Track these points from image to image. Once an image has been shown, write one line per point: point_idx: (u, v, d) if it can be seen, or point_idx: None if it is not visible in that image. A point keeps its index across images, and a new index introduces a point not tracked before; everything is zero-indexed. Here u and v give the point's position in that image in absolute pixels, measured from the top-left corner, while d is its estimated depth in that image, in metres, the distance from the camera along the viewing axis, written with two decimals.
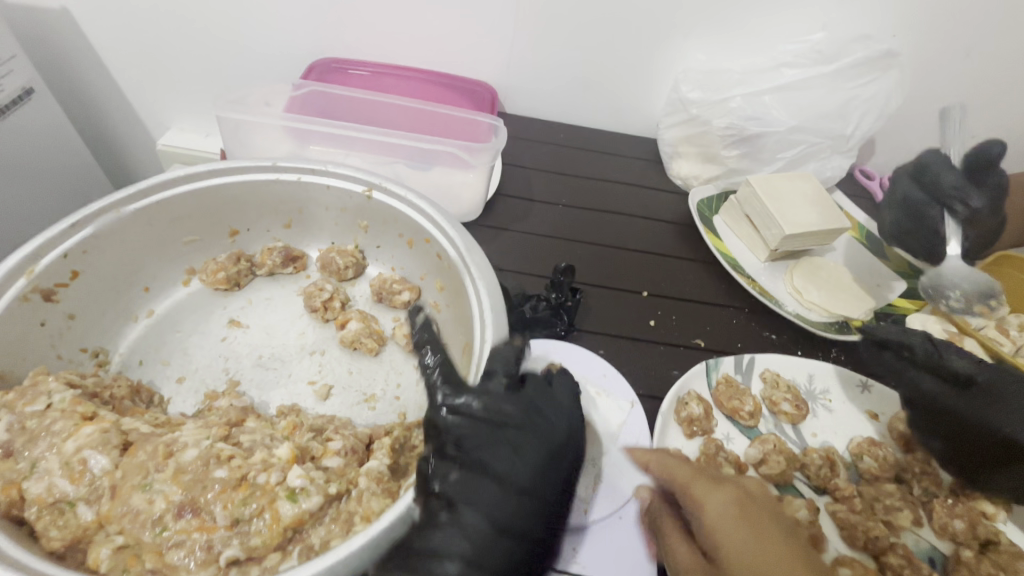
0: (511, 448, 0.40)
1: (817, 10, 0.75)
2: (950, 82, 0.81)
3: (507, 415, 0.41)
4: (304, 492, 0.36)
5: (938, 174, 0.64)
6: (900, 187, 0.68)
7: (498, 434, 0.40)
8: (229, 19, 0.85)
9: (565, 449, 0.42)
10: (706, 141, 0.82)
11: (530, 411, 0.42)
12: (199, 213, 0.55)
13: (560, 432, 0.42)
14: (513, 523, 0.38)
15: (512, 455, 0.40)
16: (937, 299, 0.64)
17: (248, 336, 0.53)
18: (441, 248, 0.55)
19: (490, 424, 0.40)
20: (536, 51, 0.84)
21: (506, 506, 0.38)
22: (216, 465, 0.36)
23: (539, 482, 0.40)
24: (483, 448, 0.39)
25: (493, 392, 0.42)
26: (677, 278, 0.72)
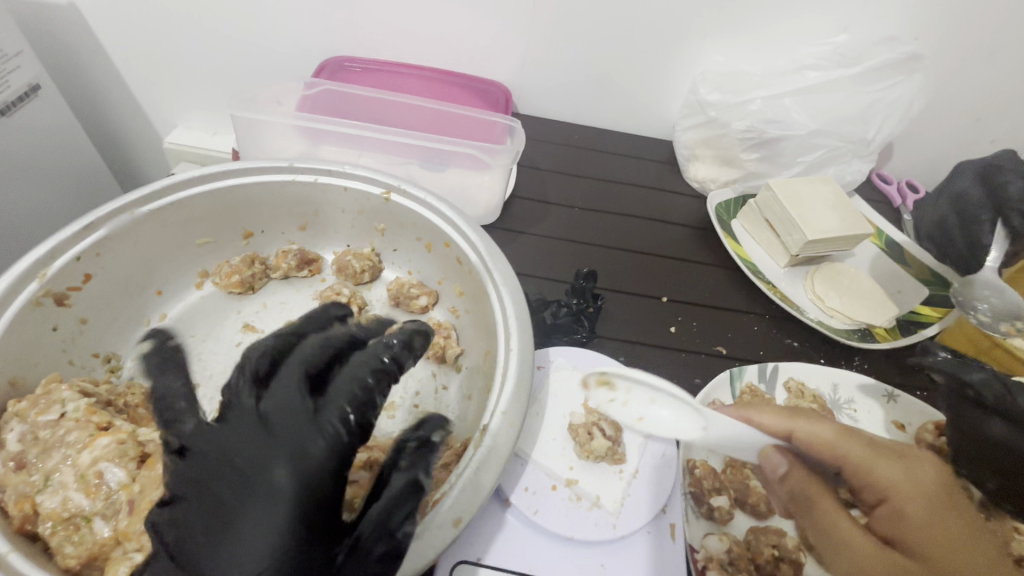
0: (226, 470, 0.31)
1: (839, 11, 0.74)
2: (973, 85, 0.80)
3: (237, 444, 0.33)
4: None
5: (1007, 181, 0.63)
6: (961, 183, 0.68)
7: (220, 464, 0.32)
8: (239, 16, 0.83)
9: (303, 454, 0.32)
10: (725, 143, 0.80)
11: (250, 426, 0.33)
12: (213, 215, 0.54)
13: (303, 456, 0.32)
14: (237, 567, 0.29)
15: (240, 478, 0.31)
16: (964, 308, 0.63)
17: None
18: (462, 253, 0.54)
19: (214, 457, 0.33)
20: (552, 51, 0.83)
21: (239, 544, 0.30)
22: None
23: (273, 501, 0.31)
24: (206, 484, 0.32)
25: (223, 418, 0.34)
26: (697, 284, 0.71)
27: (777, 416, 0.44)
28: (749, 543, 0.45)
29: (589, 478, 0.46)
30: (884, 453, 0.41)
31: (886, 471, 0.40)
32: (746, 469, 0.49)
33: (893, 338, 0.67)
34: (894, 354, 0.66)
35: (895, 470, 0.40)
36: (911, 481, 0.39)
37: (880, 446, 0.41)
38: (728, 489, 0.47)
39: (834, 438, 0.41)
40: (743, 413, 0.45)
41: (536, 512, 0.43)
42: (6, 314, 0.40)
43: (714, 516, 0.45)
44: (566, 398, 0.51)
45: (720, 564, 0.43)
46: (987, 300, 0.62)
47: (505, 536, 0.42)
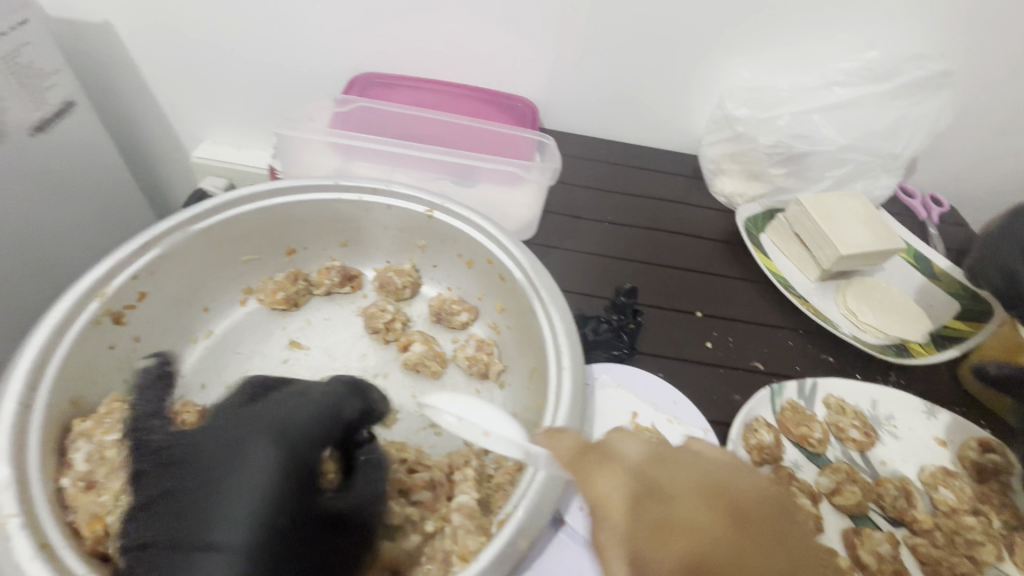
0: (219, 450, 0.34)
1: (867, 28, 0.74)
2: (1001, 99, 0.81)
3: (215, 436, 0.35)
4: (403, 530, 0.40)
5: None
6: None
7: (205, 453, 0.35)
8: (271, 34, 0.85)
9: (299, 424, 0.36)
10: (752, 158, 0.81)
11: (229, 421, 0.36)
12: (259, 232, 0.55)
13: (292, 426, 0.36)
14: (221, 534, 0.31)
15: (227, 457, 0.34)
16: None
17: (310, 358, 0.52)
18: (505, 269, 0.54)
19: (194, 451, 0.35)
20: (579, 67, 0.84)
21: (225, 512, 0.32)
22: None
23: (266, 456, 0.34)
24: (186, 474, 0.34)
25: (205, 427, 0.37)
26: (730, 299, 0.71)
27: (578, 448, 0.34)
28: None
29: None
30: (671, 474, 0.29)
31: (686, 505, 0.27)
32: (792, 487, 0.51)
33: (929, 353, 0.67)
34: (930, 369, 0.66)
35: (693, 499, 0.27)
36: (686, 506, 0.27)
37: (662, 466, 0.30)
38: None
39: (622, 485, 0.30)
40: (548, 441, 0.37)
41: (593, 532, 0.43)
42: (68, 333, 0.41)
43: None
44: (613, 415, 0.51)
45: None
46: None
47: (563, 557, 0.42)
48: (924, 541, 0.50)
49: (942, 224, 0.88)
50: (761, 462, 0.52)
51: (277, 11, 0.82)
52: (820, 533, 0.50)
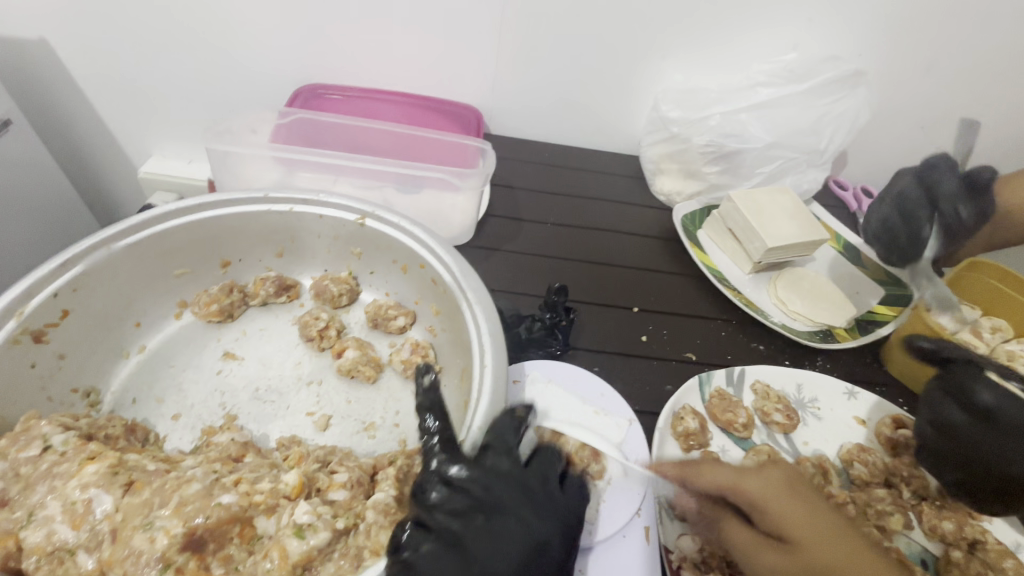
0: (512, 507, 0.39)
1: (788, 31, 0.78)
2: (918, 95, 0.85)
3: (502, 485, 0.40)
4: (311, 527, 0.37)
5: (939, 178, 0.68)
6: (900, 187, 0.71)
7: (514, 497, 0.40)
8: (211, 48, 0.85)
9: (555, 488, 0.42)
10: (687, 157, 0.84)
11: (503, 481, 0.40)
12: (190, 245, 0.55)
13: (545, 490, 0.41)
14: (522, 575, 0.37)
15: (505, 528, 0.38)
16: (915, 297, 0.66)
17: (244, 368, 0.53)
18: (436, 273, 0.55)
19: (497, 486, 0.40)
20: (520, 75, 0.86)
21: (450, 551, 0.36)
22: (221, 491, 0.38)
23: (544, 522, 0.40)
24: (483, 515, 0.38)
25: (494, 464, 0.41)
26: (666, 294, 0.74)
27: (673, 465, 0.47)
28: None
29: None
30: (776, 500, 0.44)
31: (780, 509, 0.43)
32: None
33: (852, 337, 0.70)
34: (854, 353, 0.70)
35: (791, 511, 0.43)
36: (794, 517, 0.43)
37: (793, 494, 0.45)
38: None
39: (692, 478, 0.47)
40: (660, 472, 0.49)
41: None
42: None
43: (686, 517, 0.49)
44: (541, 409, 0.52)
45: (694, 562, 0.46)
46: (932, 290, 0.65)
47: None
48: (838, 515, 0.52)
49: None
50: (688, 448, 0.54)
51: (216, 25, 0.82)
52: None
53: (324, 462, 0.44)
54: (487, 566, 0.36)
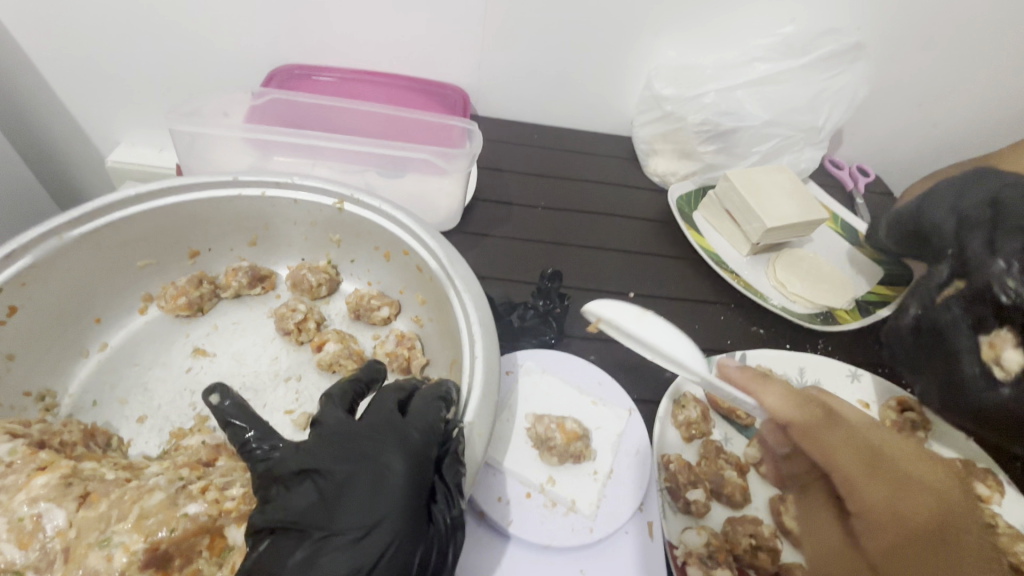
0: (359, 455, 0.34)
1: (785, 4, 0.75)
2: (916, 70, 0.83)
3: (340, 438, 0.35)
4: None
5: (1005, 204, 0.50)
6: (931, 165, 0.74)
7: (336, 450, 0.35)
8: (176, 28, 0.79)
9: (410, 427, 0.36)
10: (682, 137, 0.81)
11: (328, 440, 0.35)
12: (155, 234, 0.51)
13: (406, 428, 0.36)
14: (371, 515, 0.32)
15: (356, 475, 0.33)
16: None
17: (216, 365, 0.49)
18: (421, 260, 0.52)
19: (329, 444, 0.35)
20: (507, 53, 0.82)
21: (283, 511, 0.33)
22: (188, 501, 0.35)
23: (390, 462, 0.34)
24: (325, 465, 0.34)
25: (361, 420, 0.37)
26: (663, 279, 0.71)
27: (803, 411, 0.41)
28: (726, 534, 0.46)
29: (565, 483, 0.44)
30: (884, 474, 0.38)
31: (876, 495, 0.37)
32: (720, 459, 0.50)
33: (853, 319, 0.68)
34: (855, 335, 0.68)
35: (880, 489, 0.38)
36: (889, 498, 0.37)
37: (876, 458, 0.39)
38: (704, 481, 0.48)
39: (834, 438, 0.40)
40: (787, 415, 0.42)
41: (511, 524, 0.41)
42: None
43: (691, 510, 0.46)
44: (537, 402, 0.49)
45: (700, 557, 0.43)
46: None
47: (481, 549, 0.41)
48: None
49: (867, 193, 0.91)
50: (690, 438, 0.52)
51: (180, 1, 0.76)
52: (746, 503, 0.49)
53: None
54: (334, 520, 0.32)
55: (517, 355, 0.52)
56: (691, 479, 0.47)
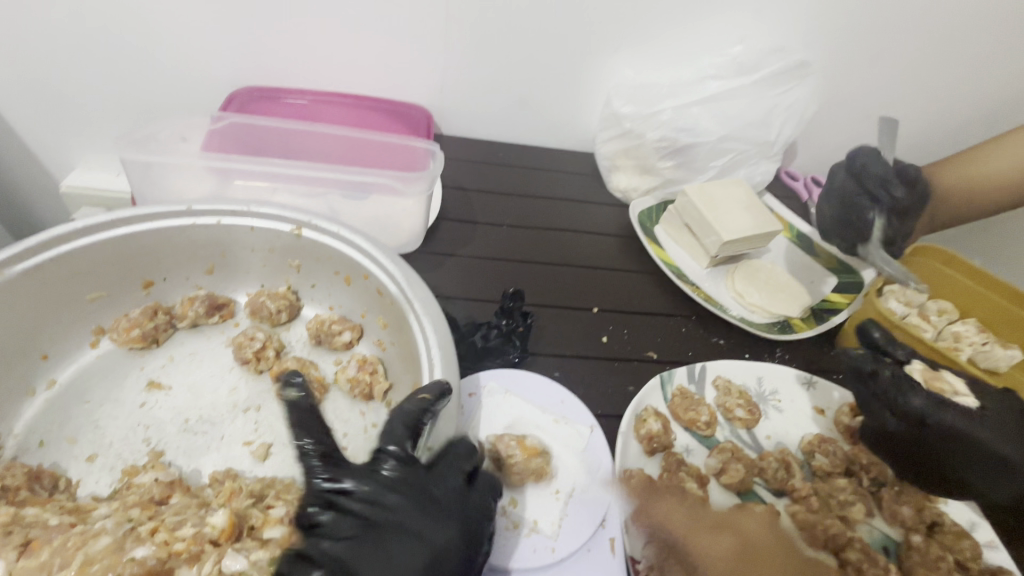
0: (416, 513, 0.37)
1: (734, 24, 0.78)
2: (860, 85, 0.87)
3: (400, 491, 0.37)
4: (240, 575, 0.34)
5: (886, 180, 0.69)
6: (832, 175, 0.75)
7: (401, 503, 0.37)
8: (130, 51, 0.78)
9: (454, 491, 0.39)
10: (642, 153, 0.84)
11: (391, 493, 0.37)
12: (106, 266, 0.50)
13: (453, 491, 0.39)
14: (422, 574, 0.34)
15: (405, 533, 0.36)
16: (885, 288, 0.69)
17: (172, 398, 0.48)
18: (381, 284, 0.52)
19: (390, 496, 0.37)
20: (469, 72, 0.83)
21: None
22: (136, 544, 0.35)
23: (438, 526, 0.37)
24: (387, 507, 0.37)
25: (413, 473, 0.39)
26: (626, 293, 0.72)
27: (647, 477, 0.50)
28: None
29: (527, 503, 0.45)
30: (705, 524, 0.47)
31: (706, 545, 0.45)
32: (680, 472, 0.51)
33: (807, 327, 0.71)
34: (810, 343, 0.70)
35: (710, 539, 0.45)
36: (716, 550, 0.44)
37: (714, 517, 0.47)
38: (664, 494, 0.49)
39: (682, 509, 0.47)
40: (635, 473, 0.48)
41: None
42: None
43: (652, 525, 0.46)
44: (499, 423, 0.49)
45: None
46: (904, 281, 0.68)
47: None
48: (803, 509, 0.52)
49: (821, 203, 0.95)
50: (652, 451, 0.53)
51: (133, 24, 0.75)
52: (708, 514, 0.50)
53: (258, 497, 0.41)
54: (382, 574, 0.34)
55: (481, 376, 0.52)
56: (653, 494, 0.48)
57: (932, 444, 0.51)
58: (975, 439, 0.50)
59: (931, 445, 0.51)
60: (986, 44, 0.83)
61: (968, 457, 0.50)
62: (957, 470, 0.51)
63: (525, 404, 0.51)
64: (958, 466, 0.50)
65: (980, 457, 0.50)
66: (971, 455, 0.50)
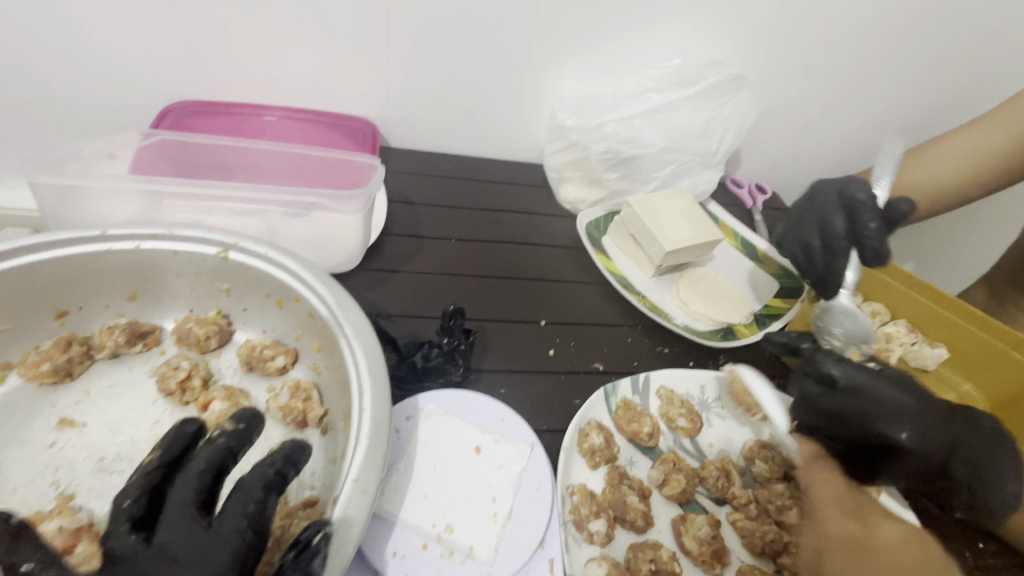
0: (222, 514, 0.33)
1: (672, 38, 0.80)
2: (796, 96, 0.90)
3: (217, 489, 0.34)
4: None
5: (866, 218, 0.64)
6: (826, 210, 0.67)
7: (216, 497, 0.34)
8: (51, 64, 0.74)
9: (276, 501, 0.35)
10: (588, 165, 0.85)
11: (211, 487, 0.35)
12: (12, 297, 0.47)
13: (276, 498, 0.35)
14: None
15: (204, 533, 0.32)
16: (823, 332, 0.65)
17: (86, 437, 0.46)
18: (312, 306, 0.50)
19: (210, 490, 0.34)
20: (413, 85, 0.82)
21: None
22: None
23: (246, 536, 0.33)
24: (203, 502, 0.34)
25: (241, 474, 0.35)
26: (573, 304, 0.73)
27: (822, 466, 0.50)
28: (628, 562, 0.47)
29: (463, 528, 0.44)
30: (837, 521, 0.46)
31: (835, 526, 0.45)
32: (623, 485, 0.51)
33: (750, 333, 0.73)
34: (753, 348, 0.72)
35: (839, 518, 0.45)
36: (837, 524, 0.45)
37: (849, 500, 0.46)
38: (607, 510, 0.49)
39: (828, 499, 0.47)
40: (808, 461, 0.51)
41: None
42: None
43: (593, 540, 0.46)
44: (437, 447, 0.48)
45: None
46: (841, 325, 0.64)
47: None
48: (742, 516, 0.53)
49: (765, 210, 0.98)
50: (596, 465, 0.53)
51: (53, 38, 0.71)
52: (649, 526, 0.50)
53: None
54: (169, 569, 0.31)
55: (419, 399, 0.51)
56: (594, 510, 0.48)
57: (850, 405, 0.51)
58: (873, 387, 0.51)
59: (850, 409, 0.51)
60: (906, 58, 0.87)
61: (877, 406, 0.50)
62: (878, 424, 0.50)
63: (464, 426, 0.50)
64: (866, 415, 0.50)
65: (883, 402, 0.51)
66: (872, 401, 0.51)
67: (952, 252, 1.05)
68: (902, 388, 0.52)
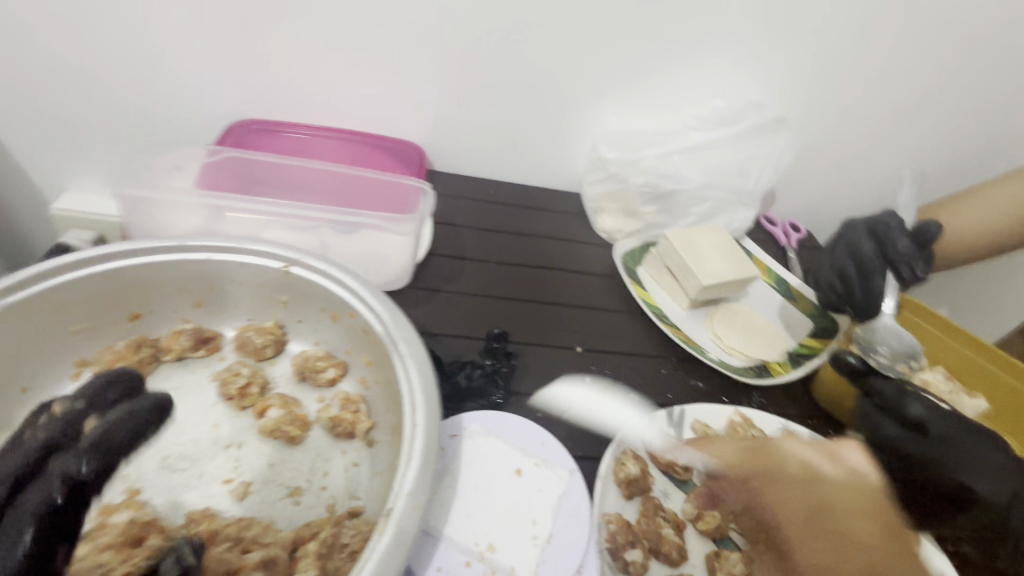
0: None
1: (713, 79, 0.82)
2: (833, 139, 0.92)
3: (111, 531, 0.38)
4: None
5: (895, 240, 0.70)
6: (855, 237, 0.74)
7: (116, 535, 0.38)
8: (133, 80, 0.80)
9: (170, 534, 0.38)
10: (625, 197, 0.87)
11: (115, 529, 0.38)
12: (93, 300, 0.51)
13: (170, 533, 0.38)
14: None
15: None
16: (866, 353, 0.65)
17: (152, 433, 0.48)
18: (367, 322, 0.52)
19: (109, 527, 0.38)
20: (461, 114, 0.86)
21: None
22: None
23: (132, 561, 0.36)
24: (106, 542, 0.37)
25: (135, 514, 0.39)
26: (609, 333, 0.74)
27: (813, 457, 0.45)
28: None
29: (506, 548, 0.45)
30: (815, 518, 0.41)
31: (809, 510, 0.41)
32: (658, 517, 0.52)
33: (784, 372, 0.73)
34: (786, 388, 0.72)
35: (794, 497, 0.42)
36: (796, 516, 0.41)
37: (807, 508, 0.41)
38: (642, 540, 0.50)
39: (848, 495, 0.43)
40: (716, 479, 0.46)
41: None
42: None
43: (629, 570, 0.46)
44: (480, 466, 0.50)
45: None
46: (886, 344, 0.64)
47: None
48: None
49: (800, 249, 0.98)
50: (630, 494, 0.53)
51: (135, 58, 0.78)
52: (683, 560, 0.51)
53: (240, 538, 0.42)
54: None
55: (463, 418, 0.53)
56: (630, 539, 0.48)
57: (936, 450, 0.52)
58: (958, 438, 0.53)
59: (931, 451, 0.52)
60: (945, 106, 0.88)
61: (958, 453, 0.52)
62: (959, 472, 0.51)
63: (506, 447, 0.51)
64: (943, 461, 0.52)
65: (964, 454, 0.52)
66: (955, 451, 0.52)
67: (992, 302, 1.04)
68: (983, 442, 0.54)
